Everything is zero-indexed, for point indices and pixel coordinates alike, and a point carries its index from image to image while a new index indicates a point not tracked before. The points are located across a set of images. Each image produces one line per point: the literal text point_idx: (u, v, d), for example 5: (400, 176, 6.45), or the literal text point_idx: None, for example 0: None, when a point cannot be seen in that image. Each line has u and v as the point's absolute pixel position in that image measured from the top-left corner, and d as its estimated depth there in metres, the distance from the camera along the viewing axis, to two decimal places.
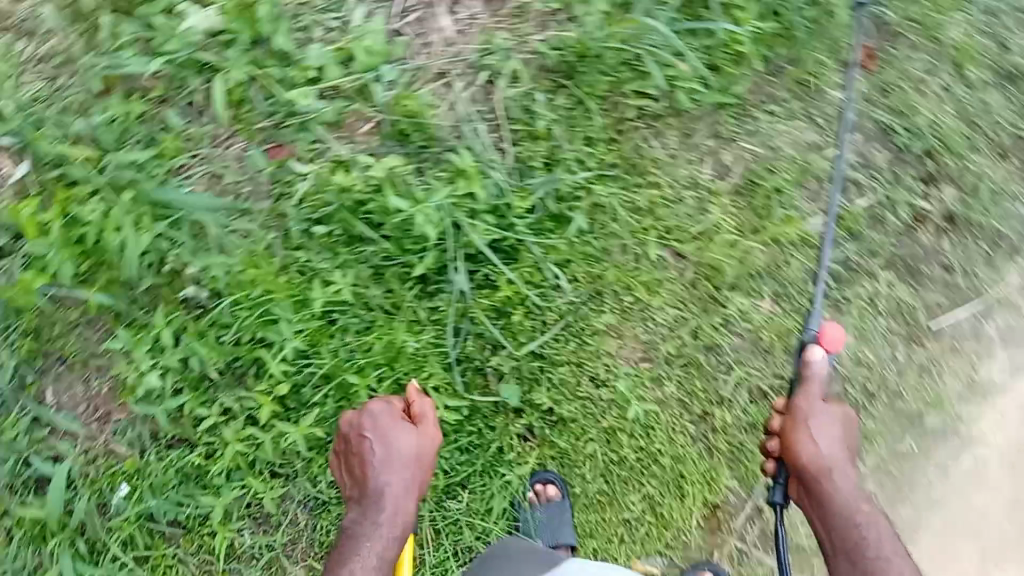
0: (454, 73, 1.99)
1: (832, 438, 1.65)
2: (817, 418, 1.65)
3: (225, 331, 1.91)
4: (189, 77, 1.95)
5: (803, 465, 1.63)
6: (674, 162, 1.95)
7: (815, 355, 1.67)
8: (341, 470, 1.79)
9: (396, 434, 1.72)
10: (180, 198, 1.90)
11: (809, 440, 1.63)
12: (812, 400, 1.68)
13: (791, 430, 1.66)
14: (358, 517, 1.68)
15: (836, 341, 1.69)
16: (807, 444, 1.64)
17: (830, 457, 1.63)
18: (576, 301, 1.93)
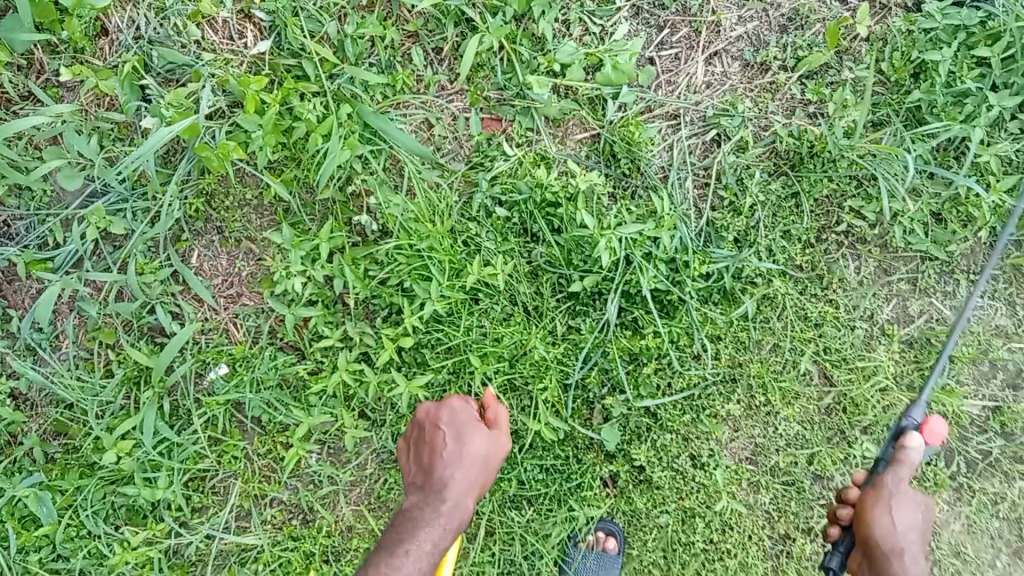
0: (685, 119, 2.02)
1: (911, 526, 1.49)
2: (900, 500, 1.50)
3: (375, 267, 1.93)
4: (446, 25, 2.02)
5: (872, 541, 1.48)
6: (859, 289, 1.94)
7: (913, 439, 1.52)
8: (405, 458, 1.70)
9: (472, 434, 1.65)
10: (390, 131, 1.94)
11: (886, 519, 1.48)
12: (900, 483, 1.52)
13: (868, 506, 1.51)
14: (418, 503, 1.59)
15: (938, 435, 1.54)
16: (883, 521, 1.49)
17: (903, 545, 1.46)
18: (710, 377, 1.89)
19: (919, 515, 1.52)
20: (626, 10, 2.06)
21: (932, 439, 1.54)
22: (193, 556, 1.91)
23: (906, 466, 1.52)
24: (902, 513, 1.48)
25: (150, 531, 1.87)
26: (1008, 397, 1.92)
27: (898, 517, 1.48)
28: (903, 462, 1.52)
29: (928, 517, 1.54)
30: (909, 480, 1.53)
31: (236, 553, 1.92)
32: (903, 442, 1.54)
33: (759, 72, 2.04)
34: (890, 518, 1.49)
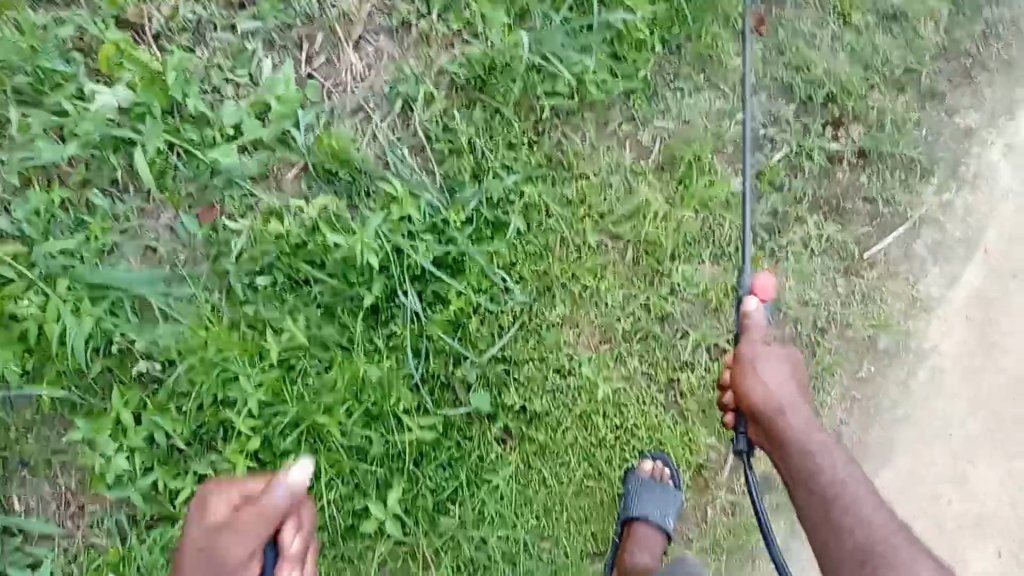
0: (371, 106, 2.07)
1: (781, 378, 1.59)
2: (762, 361, 1.60)
3: (185, 400, 1.87)
4: (109, 155, 1.95)
5: (756, 406, 1.55)
6: (595, 151, 2.05)
7: (749, 305, 1.67)
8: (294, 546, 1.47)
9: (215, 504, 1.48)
10: (112, 276, 1.88)
11: (755, 380, 1.58)
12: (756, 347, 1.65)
13: (737, 380, 1.62)
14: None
15: (768, 288, 1.70)
16: (756, 385, 1.57)
17: (781, 396, 1.55)
18: (527, 300, 1.96)
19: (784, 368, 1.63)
20: (262, 46, 2.06)
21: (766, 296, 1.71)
22: None
23: (759, 332, 1.65)
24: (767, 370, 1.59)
25: None
26: (761, 159, 2.06)
27: (764, 375, 1.58)
28: (751, 327, 1.66)
29: (797, 369, 1.65)
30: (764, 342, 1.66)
31: None
32: (746, 314, 1.67)
33: (406, 32, 2.09)
34: (758, 377, 1.59)
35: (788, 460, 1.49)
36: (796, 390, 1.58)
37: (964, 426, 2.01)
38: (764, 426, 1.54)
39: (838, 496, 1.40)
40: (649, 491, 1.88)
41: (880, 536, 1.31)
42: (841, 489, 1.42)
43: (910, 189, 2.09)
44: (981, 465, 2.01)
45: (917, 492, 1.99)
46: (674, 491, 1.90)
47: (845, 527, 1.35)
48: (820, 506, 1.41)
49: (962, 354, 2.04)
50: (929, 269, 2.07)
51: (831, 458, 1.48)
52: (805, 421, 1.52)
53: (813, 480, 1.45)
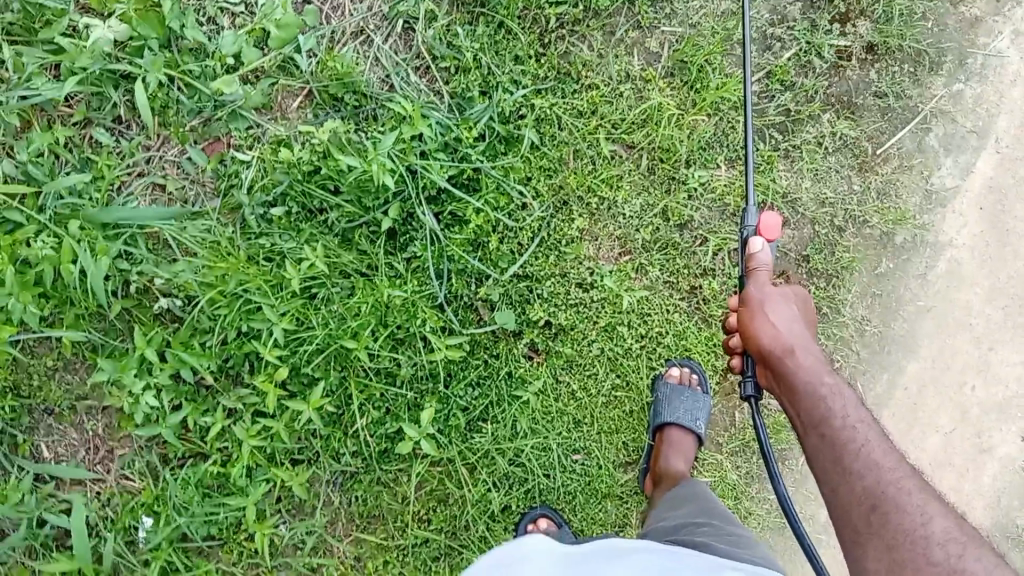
0: (371, 29, 2.01)
1: (789, 318, 1.38)
2: (772, 301, 1.40)
3: (207, 336, 1.85)
4: (108, 91, 1.90)
5: (764, 348, 1.35)
6: (604, 61, 2.02)
7: (755, 244, 1.47)
8: None
9: None
10: (126, 215, 1.84)
11: (762, 321, 1.37)
12: (764, 289, 1.44)
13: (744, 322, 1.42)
14: None
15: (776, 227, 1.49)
16: (764, 325, 1.37)
17: (789, 335, 1.34)
18: (544, 215, 1.94)
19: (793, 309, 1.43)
20: None
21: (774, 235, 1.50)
22: None
23: (765, 271, 1.46)
24: (776, 310, 1.38)
25: None
26: (770, 58, 2.04)
27: (771, 314, 1.38)
28: (758, 267, 1.47)
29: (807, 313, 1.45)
30: (773, 284, 1.45)
31: None
32: (752, 255, 1.48)
33: None
34: (766, 317, 1.39)
35: (798, 404, 1.29)
36: (805, 332, 1.36)
37: (981, 313, 2.04)
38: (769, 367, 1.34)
39: (847, 440, 1.19)
40: (678, 398, 1.87)
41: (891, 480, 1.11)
42: (851, 434, 1.20)
43: (920, 82, 2.08)
44: (1001, 350, 2.03)
45: (941, 380, 2.01)
46: (701, 396, 1.90)
47: (858, 475, 1.14)
48: (830, 453, 1.20)
49: (978, 243, 2.06)
50: (942, 160, 2.08)
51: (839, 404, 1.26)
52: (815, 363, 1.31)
53: (825, 426, 1.23)
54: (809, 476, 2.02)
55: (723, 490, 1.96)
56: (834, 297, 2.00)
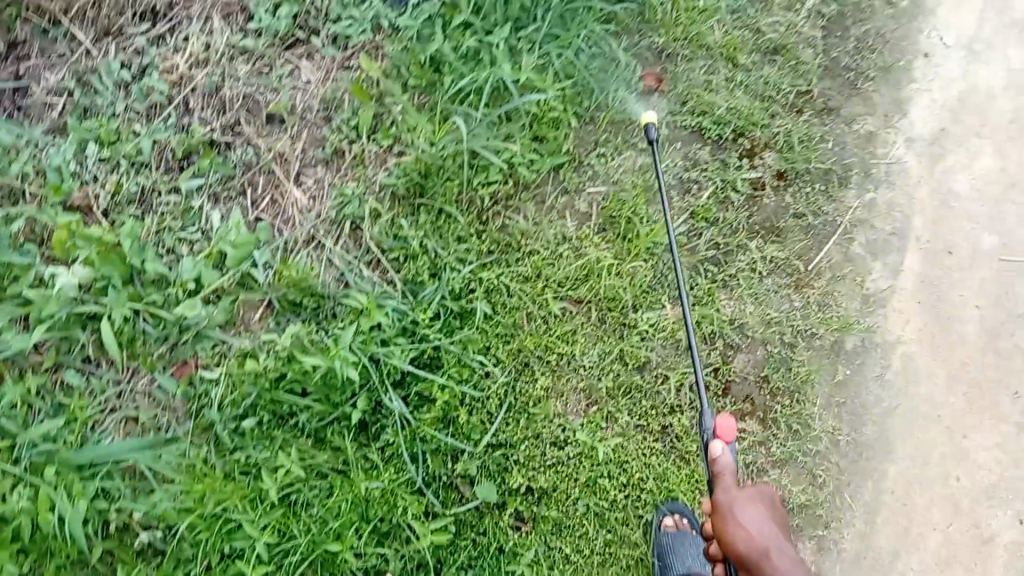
0: (320, 233, 2.13)
1: (760, 520, 1.44)
2: (740, 507, 1.45)
3: (191, 564, 1.85)
4: (75, 332, 1.99)
5: (744, 559, 1.38)
6: (539, 228, 2.14)
7: (715, 450, 1.52)
8: None
9: None
10: (100, 452, 1.90)
11: (736, 527, 1.42)
12: (732, 494, 1.48)
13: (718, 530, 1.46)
14: None
15: (730, 429, 1.54)
16: (739, 533, 1.41)
17: (763, 537, 1.39)
18: (508, 380, 2.01)
19: (764, 511, 1.48)
20: (207, 200, 2.14)
21: (730, 438, 1.54)
22: None
23: (728, 475, 1.49)
24: (748, 517, 1.43)
25: None
26: (692, 199, 2.19)
27: (743, 520, 1.43)
28: (721, 472, 1.50)
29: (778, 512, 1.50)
30: (739, 488, 1.49)
31: None
32: (715, 459, 1.51)
33: (340, 159, 2.18)
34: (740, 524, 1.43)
35: None
36: (777, 531, 1.43)
37: (946, 402, 2.09)
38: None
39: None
40: (676, 548, 1.87)
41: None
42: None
43: (833, 198, 2.24)
44: (975, 436, 2.07)
45: (924, 476, 2.04)
46: (700, 539, 1.89)
47: None
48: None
49: (925, 335, 2.14)
50: (872, 266, 2.20)
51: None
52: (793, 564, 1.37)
53: None
54: None
55: None
56: (801, 413, 2.06)
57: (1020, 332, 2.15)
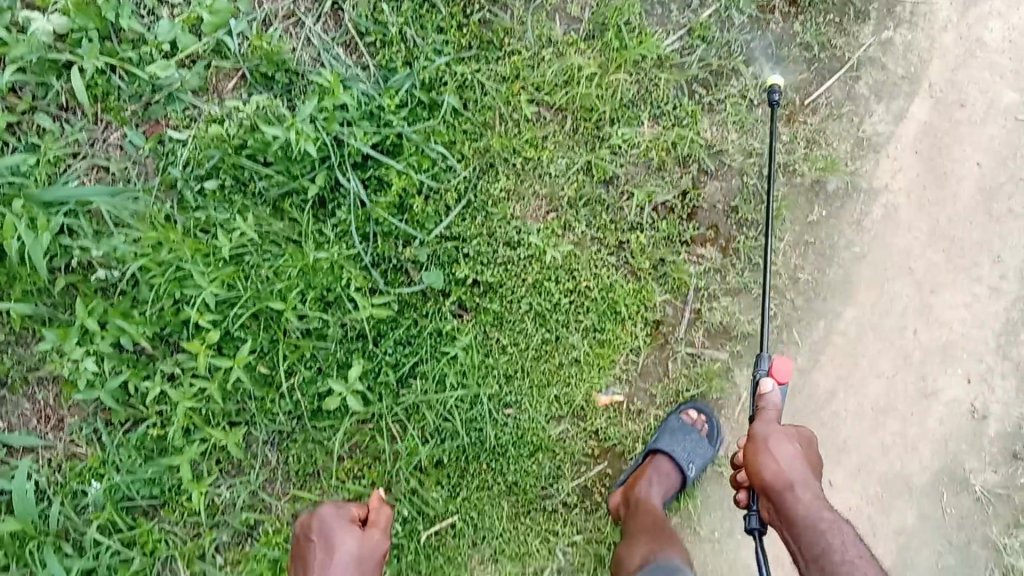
0: (302, 11, 2.07)
1: (791, 455, 1.61)
2: (775, 439, 1.63)
3: (145, 306, 1.92)
4: (49, 79, 2.00)
5: (768, 482, 1.57)
6: (524, 27, 2.03)
7: (767, 382, 1.69)
8: None
9: None
10: (70, 192, 1.93)
11: (769, 457, 1.60)
12: (769, 426, 1.66)
13: (749, 457, 1.62)
14: None
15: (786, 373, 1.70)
16: (768, 462, 1.60)
17: (793, 473, 1.57)
18: (470, 177, 1.97)
19: (798, 447, 1.64)
20: None
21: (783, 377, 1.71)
22: None
23: (773, 410, 1.69)
24: (781, 450, 1.61)
25: None
26: (691, 17, 2.05)
27: (780, 450, 1.61)
28: (764, 409, 1.69)
29: (809, 450, 1.68)
30: (776, 421, 1.68)
31: None
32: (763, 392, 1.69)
33: None
34: (771, 456, 1.60)
35: (797, 535, 1.52)
36: (806, 468, 1.60)
37: (921, 256, 2.01)
38: (773, 502, 1.57)
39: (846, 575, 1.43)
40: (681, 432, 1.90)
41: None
42: (850, 568, 1.44)
43: (847, 31, 2.06)
44: (943, 293, 2.01)
45: (879, 325, 1.99)
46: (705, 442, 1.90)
47: None
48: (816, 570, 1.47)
49: (916, 187, 2.04)
50: (874, 108, 2.06)
51: (842, 533, 1.49)
52: (816, 497, 1.55)
53: (825, 559, 1.47)
54: None
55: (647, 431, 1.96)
56: (764, 246, 1.99)
57: (1018, 197, 2.03)
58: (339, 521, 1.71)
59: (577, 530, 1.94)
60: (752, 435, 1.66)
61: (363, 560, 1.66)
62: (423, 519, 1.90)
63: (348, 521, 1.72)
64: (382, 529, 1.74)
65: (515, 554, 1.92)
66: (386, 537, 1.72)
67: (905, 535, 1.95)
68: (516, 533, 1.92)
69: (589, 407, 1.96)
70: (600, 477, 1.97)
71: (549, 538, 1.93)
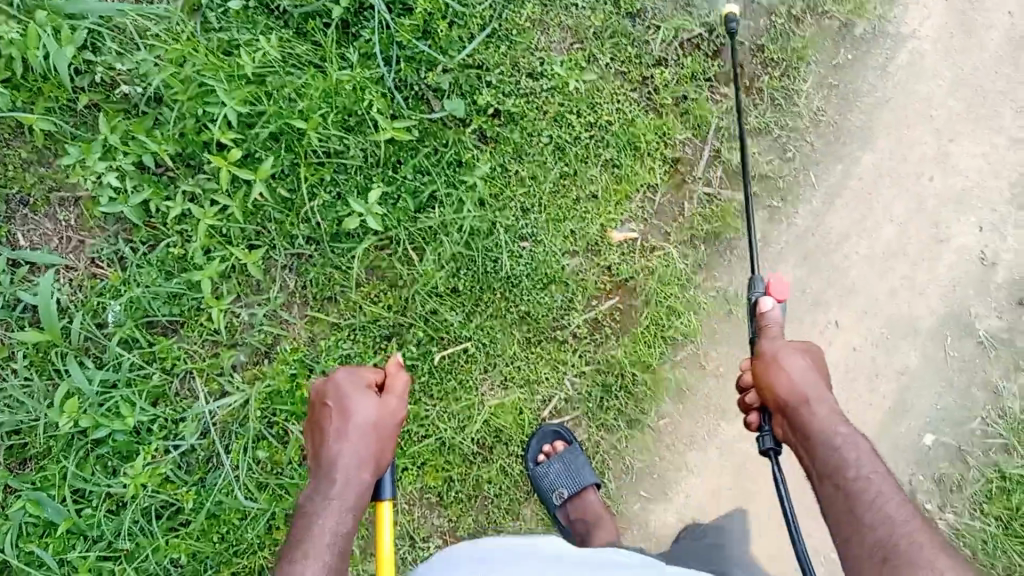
0: None
1: (805, 369, 1.43)
2: (786, 353, 1.45)
3: (167, 124, 1.89)
4: None
5: (778, 397, 1.41)
6: None
7: (764, 303, 1.52)
8: None
9: None
10: (92, 6, 1.89)
11: (779, 372, 1.42)
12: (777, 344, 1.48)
13: (757, 372, 1.46)
14: None
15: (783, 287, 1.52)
16: (782, 377, 1.42)
17: (807, 389, 1.40)
18: (496, 5, 1.95)
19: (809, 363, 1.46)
20: None
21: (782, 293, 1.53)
22: (204, 455, 1.87)
23: (776, 329, 1.50)
24: (792, 363, 1.43)
25: (145, 455, 1.83)
26: None
27: (790, 365, 1.43)
28: (768, 325, 1.51)
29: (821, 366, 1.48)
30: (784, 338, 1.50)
31: (237, 417, 1.88)
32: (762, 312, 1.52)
33: None
34: (785, 371, 1.43)
35: (827, 464, 1.32)
36: (820, 382, 1.41)
37: (943, 104, 2.02)
38: (787, 418, 1.40)
39: (863, 494, 1.26)
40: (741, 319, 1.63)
41: (906, 535, 1.18)
42: (864, 486, 1.27)
43: None
44: (962, 142, 2.01)
45: (896, 171, 2.00)
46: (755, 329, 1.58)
47: (869, 526, 1.22)
48: (843, 505, 1.27)
49: (944, 35, 2.02)
50: None
51: (865, 454, 1.32)
52: (830, 411, 1.37)
53: (839, 475, 1.30)
54: (779, 264, 1.98)
55: (663, 270, 1.95)
56: (788, 88, 1.98)
57: None
58: (354, 385, 1.51)
59: (588, 361, 1.95)
60: (759, 352, 1.47)
61: (379, 430, 1.46)
62: (437, 343, 1.93)
63: (364, 388, 1.51)
64: (399, 397, 1.53)
65: (525, 381, 1.94)
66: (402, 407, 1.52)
67: (906, 377, 1.98)
68: (527, 360, 1.94)
69: (604, 244, 1.96)
70: (611, 313, 1.97)
71: (558, 367, 1.94)
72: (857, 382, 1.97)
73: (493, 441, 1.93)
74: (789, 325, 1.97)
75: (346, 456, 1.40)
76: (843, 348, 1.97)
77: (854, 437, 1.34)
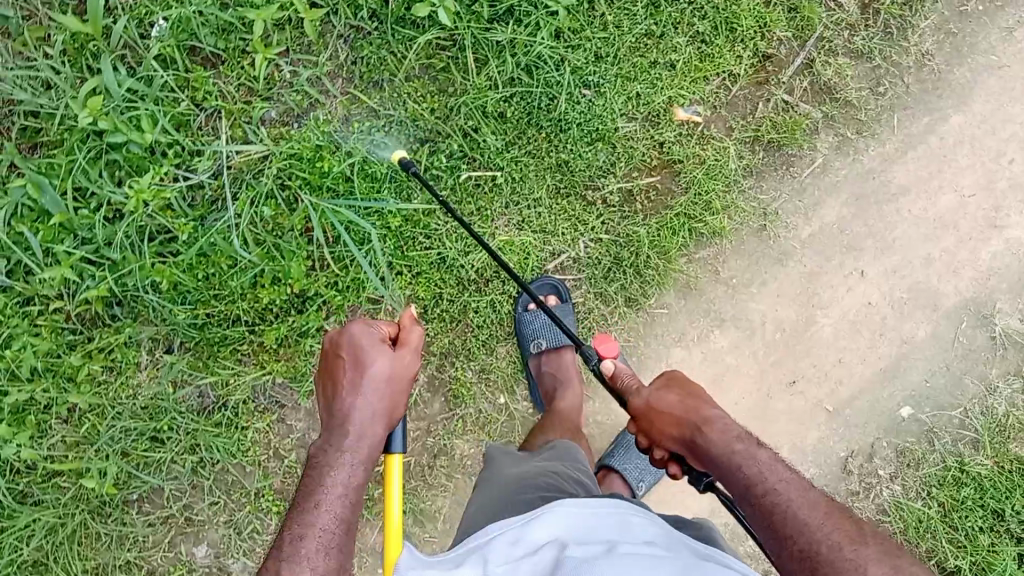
0: None
1: (679, 400, 1.25)
2: (654, 394, 1.29)
3: None
4: None
5: (678, 436, 1.23)
6: None
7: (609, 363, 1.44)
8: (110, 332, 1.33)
9: None
10: None
11: (664, 416, 1.25)
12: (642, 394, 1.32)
13: (639, 425, 1.30)
14: None
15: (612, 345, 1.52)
16: (664, 418, 1.25)
17: (694, 413, 1.22)
18: None
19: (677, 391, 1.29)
20: None
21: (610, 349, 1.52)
22: (210, 196, 1.86)
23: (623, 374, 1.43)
24: (661, 397, 1.27)
25: (155, 174, 1.82)
26: None
27: (664, 402, 1.26)
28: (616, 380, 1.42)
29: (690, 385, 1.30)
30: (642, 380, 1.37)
31: (252, 168, 1.86)
32: (608, 374, 1.44)
33: None
34: (663, 412, 1.26)
35: (742, 486, 1.12)
36: (701, 405, 1.23)
37: None
38: (692, 453, 1.21)
39: (775, 509, 1.07)
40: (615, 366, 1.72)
41: (825, 537, 1.01)
42: (777, 497, 1.08)
43: None
44: None
45: (978, 141, 1.93)
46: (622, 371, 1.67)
47: (791, 540, 1.03)
48: (763, 525, 1.08)
49: None
50: None
51: (765, 462, 1.13)
52: (724, 429, 1.19)
53: (751, 492, 1.11)
54: (825, 201, 1.92)
55: (712, 164, 1.88)
56: (907, 20, 1.91)
57: None
58: (370, 336, 1.25)
59: (608, 230, 1.90)
60: (632, 410, 1.31)
61: (396, 386, 1.23)
62: (467, 161, 1.87)
63: (380, 335, 1.26)
64: (416, 350, 1.28)
65: (541, 229, 1.90)
66: (418, 363, 1.28)
67: (909, 345, 1.94)
68: (549, 209, 1.89)
69: (665, 118, 1.88)
70: (648, 190, 1.90)
71: (577, 226, 1.90)
72: (860, 335, 1.93)
73: (492, 274, 1.91)
74: (815, 258, 1.92)
75: (360, 409, 1.19)
76: (858, 299, 1.93)
77: (751, 448, 1.15)
